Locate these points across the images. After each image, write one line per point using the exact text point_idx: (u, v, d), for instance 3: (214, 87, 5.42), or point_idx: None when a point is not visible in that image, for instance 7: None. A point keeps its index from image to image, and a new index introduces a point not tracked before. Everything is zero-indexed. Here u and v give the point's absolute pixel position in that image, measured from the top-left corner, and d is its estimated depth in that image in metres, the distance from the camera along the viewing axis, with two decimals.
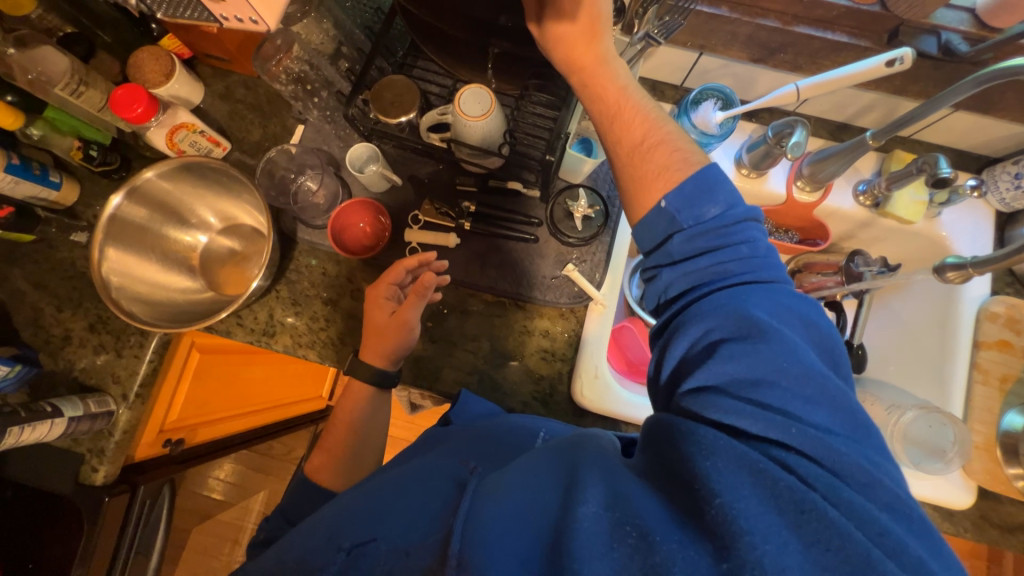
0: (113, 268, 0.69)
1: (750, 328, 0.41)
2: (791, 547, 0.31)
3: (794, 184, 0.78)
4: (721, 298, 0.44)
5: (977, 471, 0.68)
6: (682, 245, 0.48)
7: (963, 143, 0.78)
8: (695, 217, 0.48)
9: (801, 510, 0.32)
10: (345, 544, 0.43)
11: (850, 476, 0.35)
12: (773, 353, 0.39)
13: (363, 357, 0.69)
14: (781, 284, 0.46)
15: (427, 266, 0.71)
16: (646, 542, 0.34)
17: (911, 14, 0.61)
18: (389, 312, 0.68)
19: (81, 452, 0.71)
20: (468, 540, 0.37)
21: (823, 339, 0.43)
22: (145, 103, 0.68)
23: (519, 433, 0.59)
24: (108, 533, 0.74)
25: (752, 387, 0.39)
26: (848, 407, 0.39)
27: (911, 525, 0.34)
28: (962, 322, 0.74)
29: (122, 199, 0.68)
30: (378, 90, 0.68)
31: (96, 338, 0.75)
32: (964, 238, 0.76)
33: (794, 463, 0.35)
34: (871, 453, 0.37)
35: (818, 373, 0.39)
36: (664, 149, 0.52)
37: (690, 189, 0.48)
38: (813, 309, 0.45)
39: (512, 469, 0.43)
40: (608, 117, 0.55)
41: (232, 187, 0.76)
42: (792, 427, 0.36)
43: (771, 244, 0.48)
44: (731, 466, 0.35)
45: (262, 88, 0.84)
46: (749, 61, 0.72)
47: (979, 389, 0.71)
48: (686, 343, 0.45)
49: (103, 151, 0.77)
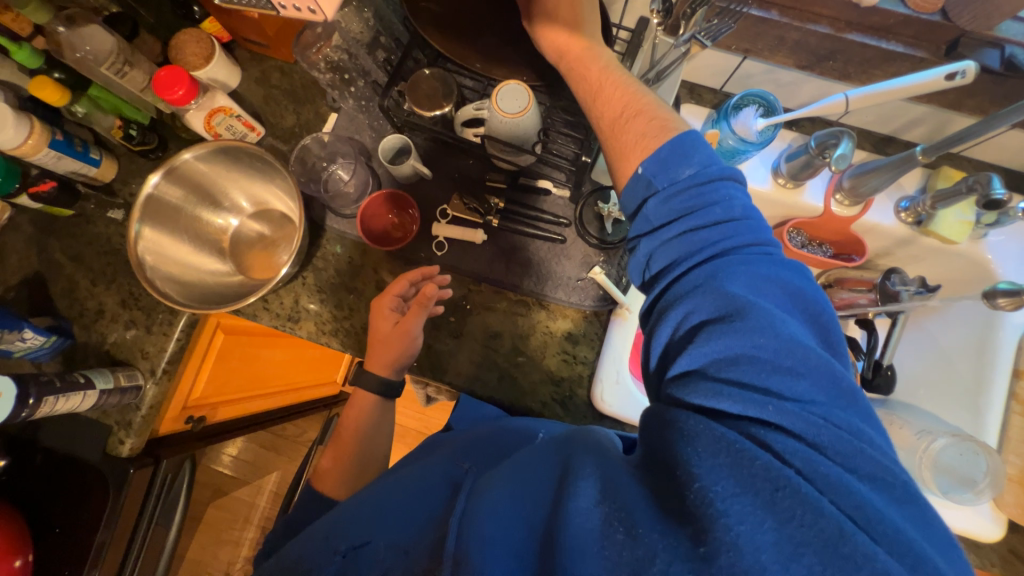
0: (148, 247, 0.69)
1: (727, 306, 0.39)
2: (765, 526, 0.30)
3: (832, 197, 0.76)
4: (698, 276, 0.43)
5: (1010, 504, 0.66)
6: (659, 208, 0.47)
7: (1015, 162, 0.75)
8: (670, 178, 0.47)
9: (775, 488, 0.31)
10: (340, 548, 0.44)
11: (829, 449, 0.34)
12: (752, 327, 0.38)
13: (368, 366, 0.70)
14: (760, 246, 0.44)
15: (431, 279, 0.72)
16: (631, 537, 0.33)
17: (974, 25, 0.58)
18: (392, 322, 0.69)
19: (110, 424, 0.74)
20: (462, 538, 0.38)
21: (808, 304, 0.41)
22: (187, 85, 0.69)
23: (521, 433, 0.58)
24: (132, 501, 0.75)
25: (731, 365, 0.37)
26: (831, 375, 0.36)
27: (894, 492, 0.33)
28: (1003, 349, 0.72)
29: (160, 178, 0.69)
30: (413, 81, 0.68)
31: (128, 314, 0.76)
32: (1009, 262, 0.73)
33: (770, 440, 0.34)
34: (856, 422, 0.36)
35: (800, 343, 0.37)
36: (644, 118, 0.51)
37: (666, 154, 0.47)
38: (797, 275, 0.43)
39: (507, 465, 0.44)
40: (590, 95, 0.56)
41: (265, 174, 0.76)
42: (769, 406, 0.35)
43: (751, 203, 0.46)
44: (709, 448, 0.34)
45: (298, 74, 0.85)
46: (796, 68, 0.70)
47: (1017, 421, 0.69)
48: (670, 328, 0.43)
49: (142, 130, 0.78)
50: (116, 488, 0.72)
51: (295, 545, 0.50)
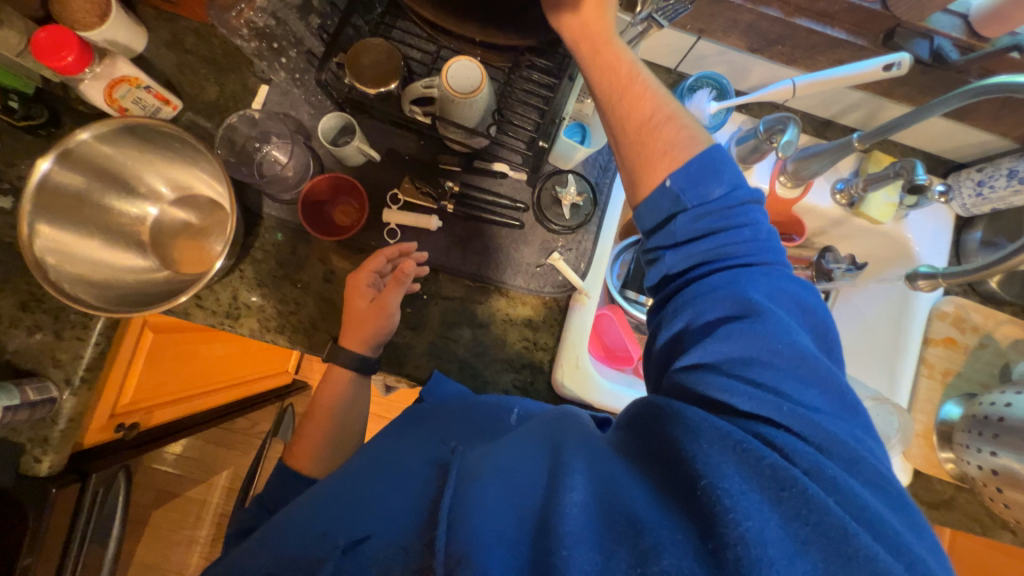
0: (48, 245, 0.60)
1: (745, 308, 0.42)
2: (771, 523, 0.31)
3: (777, 179, 0.79)
4: (720, 281, 0.44)
5: (915, 455, 0.75)
6: (687, 225, 0.47)
7: (934, 147, 0.82)
8: (700, 197, 0.47)
9: (781, 488, 0.33)
10: (340, 541, 0.40)
11: (833, 453, 0.36)
12: (767, 333, 0.40)
13: (343, 344, 0.66)
14: (779, 268, 0.46)
15: (407, 257, 0.69)
16: (635, 530, 0.33)
17: (909, 16, 0.60)
18: (368, 299, 0.66)
19: (21, 442, 0.65)
20: (454, 532, 0.35)
21: (818, 323, 0.44)
22: (77, 50, 0.58)
23: (496, 412, 0.59)
24: (58, 522, 0.68)
25: (746, 365, 0.39)
26: (837, 388, 0.40)
27: (889, 497, 0.36)
28: (916, 319, 0.79)
29: (52, 164, 0.59)
30: (354, 53, 0.61)
31: (30, 318, 0.67)
32: (925, 240, 0.80)
33: (778, 440, 0.36)
34: (856, 431, 0.39)
35: (811, 355, 0.40)
36: (674, 124, 0.52)
37: (696, 170, 0.48)
38: (810, 293, 0.46)
39: (495, 454, 0.43)
40: (618, 90, 0.54)
41: (185, 155, 0.68)
42: (782, 407, 0.37)
43: (773, 228, 0.48)
44: (715, 447, 0.35)
45: (217, 38, 0.74)
46: (747, 50, 0.71)
47: (924, 382, 0.78)
48: (683, 323, 0.45)
49: (25, 102, 0.67)
50: (36, 511, 0.65)
51: (242, 548, 0.47)
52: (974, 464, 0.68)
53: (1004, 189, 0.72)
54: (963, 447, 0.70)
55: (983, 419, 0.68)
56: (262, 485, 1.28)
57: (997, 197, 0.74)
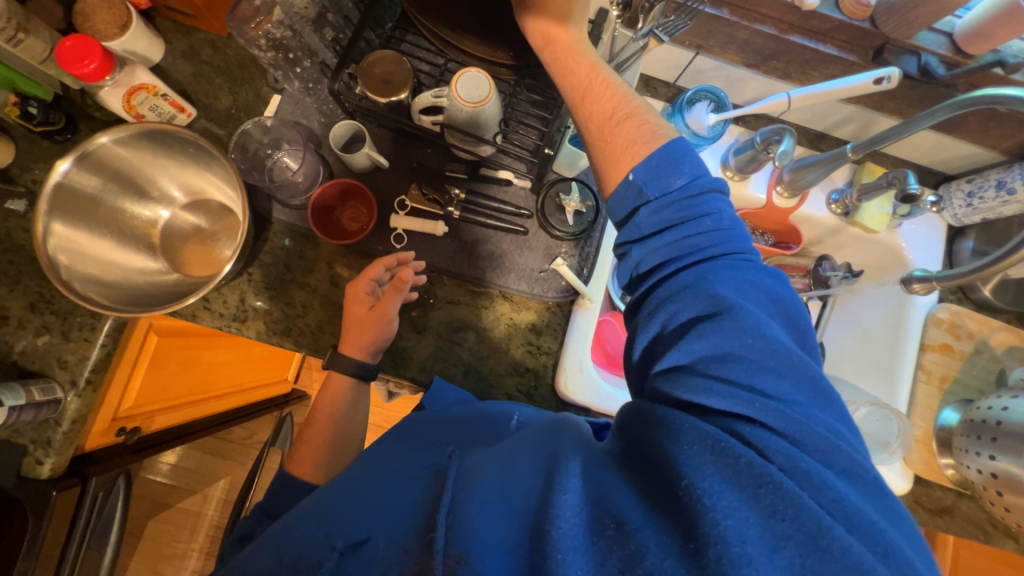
0: (61, 245, 0.61)
1: (715, 304, 0.42)
2: (750, 521, 0.32)
3: (774, 189, 0.81)
4: (688, 278, 0.45)
5: (916, 461, 0.76)
6: (650, 218, 0.49)
7: (925, 159, 0.85)
8: (662, 187, 0.49)
9: (759, 485, 0.33)
10: (339, 544, 0.40)
11: (810, 446, 0.36)
12: (737, 328, 0.40)
13: (343, 351, 0.67)
14: (746, 256, 0.47)
15: (405, 266, 0.70)
16: (623, 532, 0.34)
17: (897, 34, 0.64)
18: (367, 306, 0.67)
19: (23, 443, 0.65)
20: (453, 532, 0.36)
21: (789, 311, 0.44)
22: (100, 59, 0.61)
23: (495, 416, 0.60)
24: (58, 526, 0.68)
25: (719, 362, 0.40)
26: (810, 378, 0.40)
27: (866, 485, 0.36)
28: (912, 326, 0.81)
29: (70, 166, 0.60)
30: (366, 66, 0.63)
31: (38, 319, 0.67)
32: (919, 249, 0.82)
33: (754, 437, 0.37)
34: (831, 421, 0.39)
35: (782, 346, 0.40)
36: (634, 121, 0.53)
37: (656, 163, 0.50)
38: (780, 283, 0.46)
39: (491, 458, 0.44)
40: (578, 91, 0.56)
41: (198, 161, 0.70)
42: (756, 402, 0.38)
43: (736, 215, 0.49)
44: (694, 448, 0.36)
45: (233, 50, 0.77)
46: (743, 65, 0.74)
47: (922, 388, 0.79)
48: (657, 327, 0.46)
49: (44, 108, 0.68)
50: (34, 516, 0.64)
51: (246, 550, 0.47)
52: (973, 468, 0.69)
53: (993, 200, 0.74)
54: (963, 452, 0.71)
55: (981, 423, 0.69)
56: (258, 495, 1.26)
57: (987, 207, 0.76)
